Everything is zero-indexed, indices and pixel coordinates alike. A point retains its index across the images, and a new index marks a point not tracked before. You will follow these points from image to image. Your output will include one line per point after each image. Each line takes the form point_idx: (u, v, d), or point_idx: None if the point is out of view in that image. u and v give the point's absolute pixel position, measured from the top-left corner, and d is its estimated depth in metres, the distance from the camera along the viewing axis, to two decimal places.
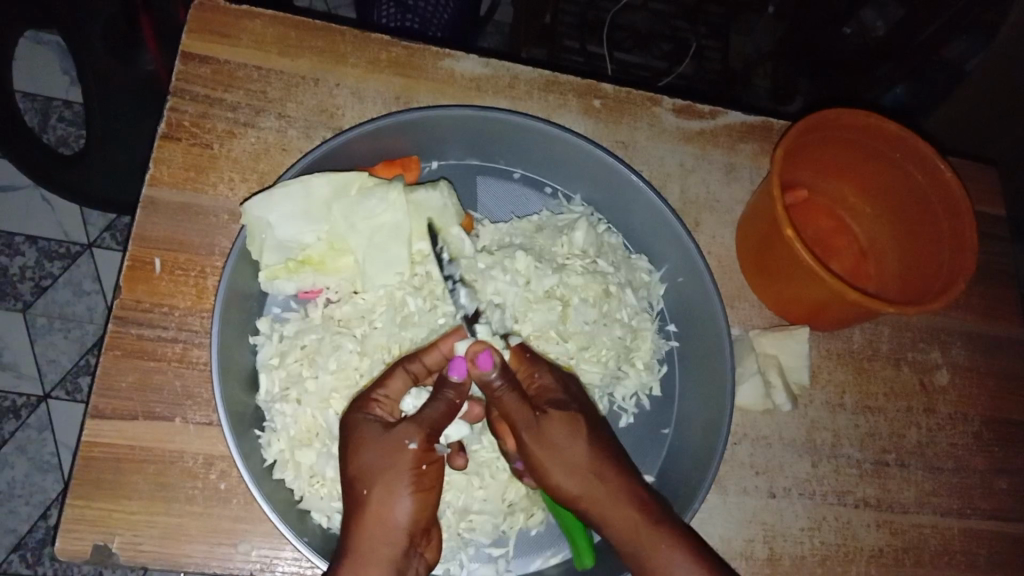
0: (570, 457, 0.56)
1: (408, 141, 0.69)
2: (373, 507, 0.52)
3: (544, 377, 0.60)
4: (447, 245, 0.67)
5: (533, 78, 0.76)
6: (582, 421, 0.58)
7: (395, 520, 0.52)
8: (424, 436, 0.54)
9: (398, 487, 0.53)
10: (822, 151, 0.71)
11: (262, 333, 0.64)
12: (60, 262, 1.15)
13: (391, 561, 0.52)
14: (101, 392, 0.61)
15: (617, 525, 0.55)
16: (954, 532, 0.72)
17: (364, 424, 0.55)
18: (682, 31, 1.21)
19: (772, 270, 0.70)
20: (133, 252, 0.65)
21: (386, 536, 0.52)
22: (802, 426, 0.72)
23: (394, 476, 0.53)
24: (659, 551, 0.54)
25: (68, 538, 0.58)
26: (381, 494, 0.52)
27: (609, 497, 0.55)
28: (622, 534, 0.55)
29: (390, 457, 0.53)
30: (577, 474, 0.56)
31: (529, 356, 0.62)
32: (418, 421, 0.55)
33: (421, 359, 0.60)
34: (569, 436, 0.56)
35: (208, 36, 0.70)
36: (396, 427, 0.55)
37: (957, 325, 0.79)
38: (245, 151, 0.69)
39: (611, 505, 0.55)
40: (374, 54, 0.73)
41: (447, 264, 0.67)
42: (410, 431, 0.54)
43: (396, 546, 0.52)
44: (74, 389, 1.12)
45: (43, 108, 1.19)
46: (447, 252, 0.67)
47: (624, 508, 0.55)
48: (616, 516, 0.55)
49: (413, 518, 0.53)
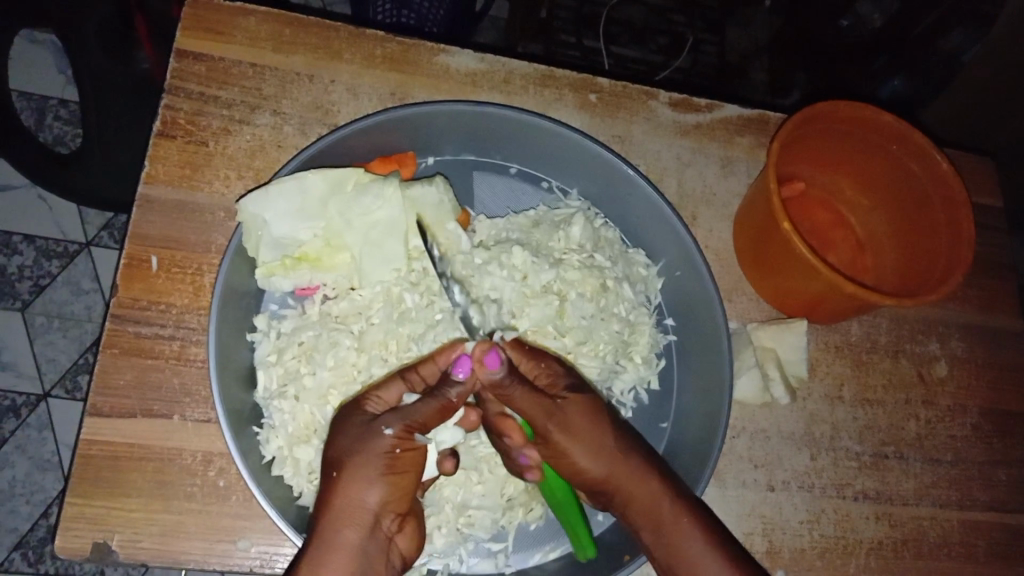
0: (597, 440, 0.57)
1: (405, 138, 0.69)
2: (342, 491, 0.53)
3: (553, 365, 0.60)
4: (436, 242, 0.67)
5: (529, 74, 0.76)
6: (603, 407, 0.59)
7: (363, 503, 0.52)
8: (405, 427, 0.55)
9: (367, 472, 0.53)
10: (819, 143, 0.70)
11: (259, 330, 0.65)
12: (57, 261, 1.15)
13: (355, 546, 0.51)
14: (98, 391, 0.61)
15: (638, 502, 0.56)
16: (953, 523, 0.73)
17: (347, 416, 0.56)
18: (679, 25, 1.21)
19: (770, 263, 0.70)
20: (130, 250, 0.65)
21: (350, 519, 0.52)
22: (801, 419, 0.72)
23: (365, 461, 0.53)
24: (679, 524, 0.55)
25: (68, 536, 0.58)
26: (349, 477, 0.53)
27: (630, 475, 0.56)
28: (642, 510, 0.56)
29: (362, 441, 0.54)
30: (598, 454, 0.57)
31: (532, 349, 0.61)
32: (402, 412, 0.55)
33: (416, 370, 0.60)
34: (593, 419, 0.57)
35: (202, 34, 0.70)
36: (380, 417, 0.55)
37: (956, 316, 0.79)
38: (241, 148, 0.69)
39: (636, 482, 0.56)
40: (369, 50, 0.73)
41: (439, 261, 0.68)
42: (391, 420, 0.55)
43: (362, 530, 0.52)
44: (73, 388, 1.12)
45: (38, 107, 1.18)
46: (438, 249, 0.67)
47: (650, 484, 0.56)
48: (637, 491, 0.56)
49: (383, 503, 0.53)
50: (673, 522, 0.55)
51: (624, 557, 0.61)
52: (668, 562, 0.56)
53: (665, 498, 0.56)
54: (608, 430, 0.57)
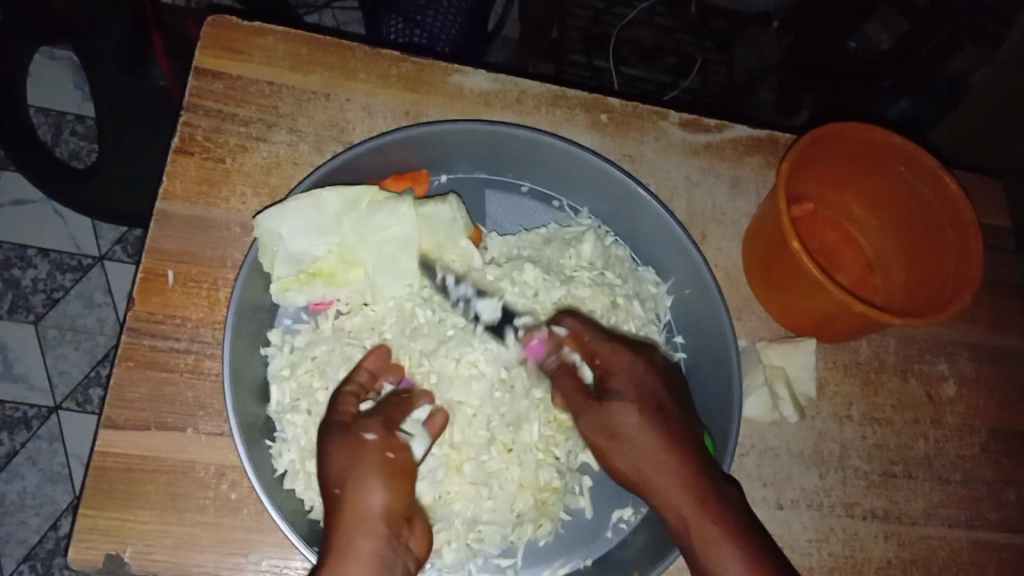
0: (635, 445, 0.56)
1: (419, 156, 0.70)
2: (349, 499, 0.53)
3: (608, 354, 0.60)
4: (448, 270, 0.68)
5: (541, 94, 0.77)
6: (648, 406, 0.57)
7: (370, 509, 0.52)
8: (379, 427, 0.57)
9: (369, 477, 0.53)
10: (827, 165, 0.71)
11: (272, 344, 0.65)
12: (71, 275, 1.16)
13: (374, 553, 0.51)
14: (114, 403, 0.62)
15: (673, 516, 0.55)
16: (962, 543, 0.72)
17: (327, 435, 0.57)
18: (688, 45, 1.22)
19: (777, 281, 0.71)
20: (147, 264, 0.66)
21: (362, 527, 0.52)
22: (810, 438, 0.72)
23: (362, 469, 0.54)
24: (710, 545, 0.54)
25: (82, 547, 0.58)
26: (353, 485, 0.53)
27: (663, 486, 0.55)
28: (677, 521, 0.55)
29: (355, 452, 0.54)
30: (638, 460, 0.56)
31: (592, 342, 0.62)
32: (374, 418, 0.58)
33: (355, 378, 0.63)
34: (632, 424, 0.56)
35: (220, 52, 0.72)
36: (355, 426, 0.57)
37: (964, 336, 0.79)
38: (257, 165, 0.70)
39: (667, 495, 0.55)
40: (384, 70, 0.74)
41: (454, 286, 0.68)
42: (370, 425, 0.56)
43: (377, 536, 0.52)
44: (84, 401, 1.13)
45: (56, 122, 1.20)
46: (451, 276, 0.68)
47: (682, 499, 0.55)
48: (670, 502, 0.55)
49: (388, 507, 0.53)
50: (704, 541, 0.54)
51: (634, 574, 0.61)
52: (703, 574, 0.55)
53: (700, 515, 0.54)
54: (649, 436, 0.56)
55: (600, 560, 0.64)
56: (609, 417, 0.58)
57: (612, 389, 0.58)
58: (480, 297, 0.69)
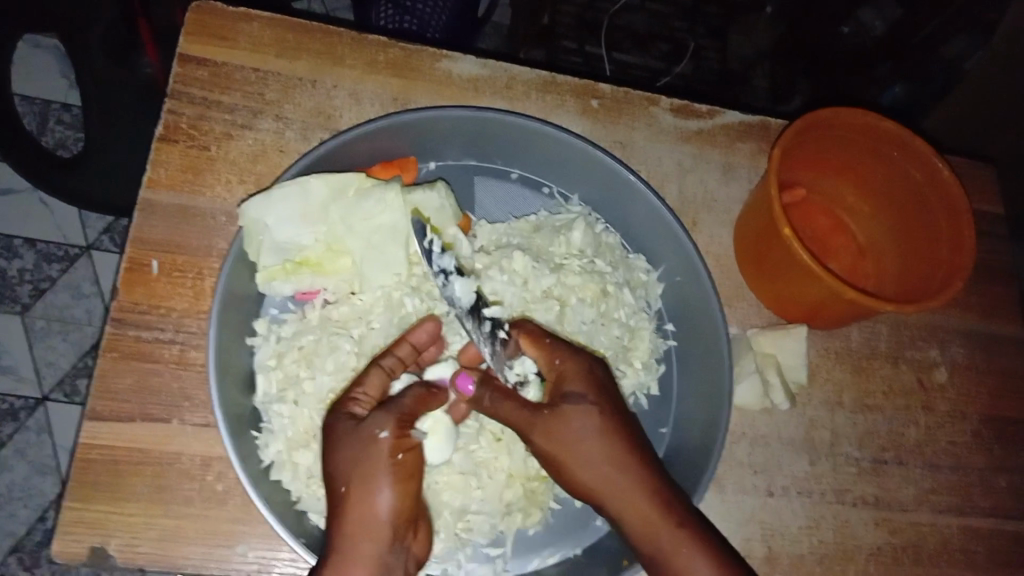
0: (585, 452, 0.55)
1: (407, 142, 0.69)
2: (356, 502, 0.53)
3: (563, 353, 0.58)
4: (438, 238, 0.66)
5: (531, 79, 0.76)
6: (599, 413, 0.56)
7: (375, 514, 0.52)
8: (396, 425, 0.54)
9: (375, 481, 0.53)
10: (819, 151, 0.70)
11: (259, 334, 0.65)
12: (58, 265, 1.15)
13: (375, 557, 0.52)
14: (98, 394, 0.61)
15: (633, 524, 0.55)
16: (953, 530, 0.72)
17: (339, 423, 0.56)
18: (681, 32, 1.21)
19: (769, 267, 0.70)
20: (131, 253, 0.65)
21: (367, 532, 0.52)
22: (801, 425, 0.71)
23: (371, 473, 0.53)
24: (679, 552, 0.54)
25: (66, 540, 0.58)
26: (359, 490, 0.53)
27: (622, 495, 0.55)
28: (639, 531, 0.55)
29: (367, 455, 0.53)
30: (593, 468, 0.55)
31: (548, 343, 0.59)
32: (389, 409, 0.55)
33: (392, 353, 0.61)
34: (583, 429, 0.55)
35: (205, 38, 0.70)
36: (367, 420, 0.55)
37: (956, 323, 0.79)
38: (242, 153, 0.69)
39: (627, 498, 0.55)
40: (371, 56, 0.73)
41: (438, 257, 0.66)
42: (382, 421, 0.54)
43: (380, 542, 0.52)
44: (72, 391, 1.12)
45: (41, 110, 1.19)
46: (438, 244, 0.66)
47: (645, 508, 0.54)
48: (631, 511, 0.55)
49: (396, 511, 0.53)
50: (672, 549, 0.54)
51: (622, 562, 0.61)
52: None
53: (666, 523, 0.54)
54: (597, 444, 0.55)
55: (589, 550, 0.64)
56: (565, 420, 0.55)
57: (566, 393, 0.56)
58: (461, 276, 0.66)
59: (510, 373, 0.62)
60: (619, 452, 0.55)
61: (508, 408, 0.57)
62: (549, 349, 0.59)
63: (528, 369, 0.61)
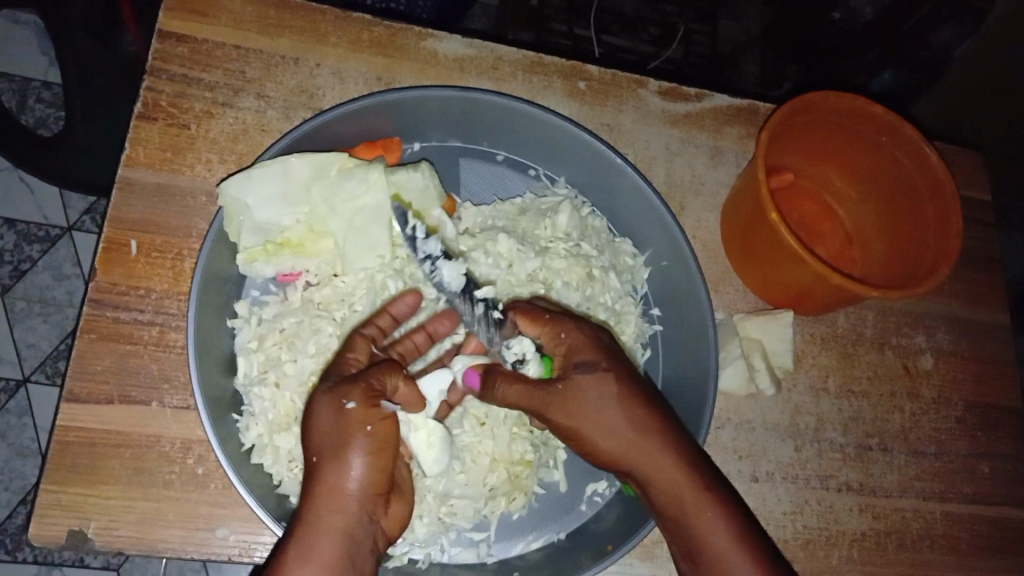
0: (605, 419, 0.52)
1: (391, 122, 0.68)
2: (323, 473, 0.51)
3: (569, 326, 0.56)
4: (421, 223, 0.66)
5: (518, 60, 0.75)
6: (616, 381, 0.53)
7: (343, 487, 0.50)
8: (364, 395, 0.52)
9: (344, 452, 0.51)
10: (806, 136, 0.70)
11: (240, 316, 0.64)
12: (39, 246, 1.14)
13: (341, 529, 0.50)
14: (75, 376, 0.60)
15: (659, 487, 0.53)
16: (936, 516, 0.73)
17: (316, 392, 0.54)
18: (671, 15, 1.20)
19: (756, 251, 0.69)
20: (109, 233, 0.63)
21: (333, 504, 0.50)
22: (786, 410, 0.71)
23: (339, 444, 0.51)
24: (701, 515, 0.53)
25: (43, 524, 0.57)
26: (327, 461, 0.51)
27: (647, 461, 0.53)
28: (663, 493, 0.53)
29: (339, 425, 0.51)
30: (615, 435, 0.53)
31: (549, 318, 0.57)
32: (359, 381, 0.52)
33: (374, 322, 0.61)
34: (601, 398, 0.53)
35: (185, 14, 0.69)
36: (338, 387, 0.52)
37: (941, 309, 0.79)
38: (224, 132, 0.68)
39: (654, 469, 0.53)
40: (355, 34, 0.72)
41: (423, 243, 0.66)
42: (351, 390, 0.52)
43: (347, 514, 0.50)
44: (53, 373, 1.11)
45: (20, 87, 1.17)
46: (421, 230, 0.66)
47: (671, 472, 0.53)
48: (654, 474, 0.53)
49: (366, 484, 0.51)
50: (694, 511, 0.53)
51: (606, 547, 0.61)
52: (687, 547, 0.53)
53: (691, 486, 0.53)
54: (616, 412, 0.53)
55: (574, 535, 0.64)
56: (581, 394, 0.53)
57: (577, 362, 0.54)
58: (448, 260, 0.66)
59: (509, 353, 0.60)
60: (643, 421, 0.53)
61: (519, 393, 0.54)
62: (553, 325, 0.56)
63: (527, 347, 0.58)
